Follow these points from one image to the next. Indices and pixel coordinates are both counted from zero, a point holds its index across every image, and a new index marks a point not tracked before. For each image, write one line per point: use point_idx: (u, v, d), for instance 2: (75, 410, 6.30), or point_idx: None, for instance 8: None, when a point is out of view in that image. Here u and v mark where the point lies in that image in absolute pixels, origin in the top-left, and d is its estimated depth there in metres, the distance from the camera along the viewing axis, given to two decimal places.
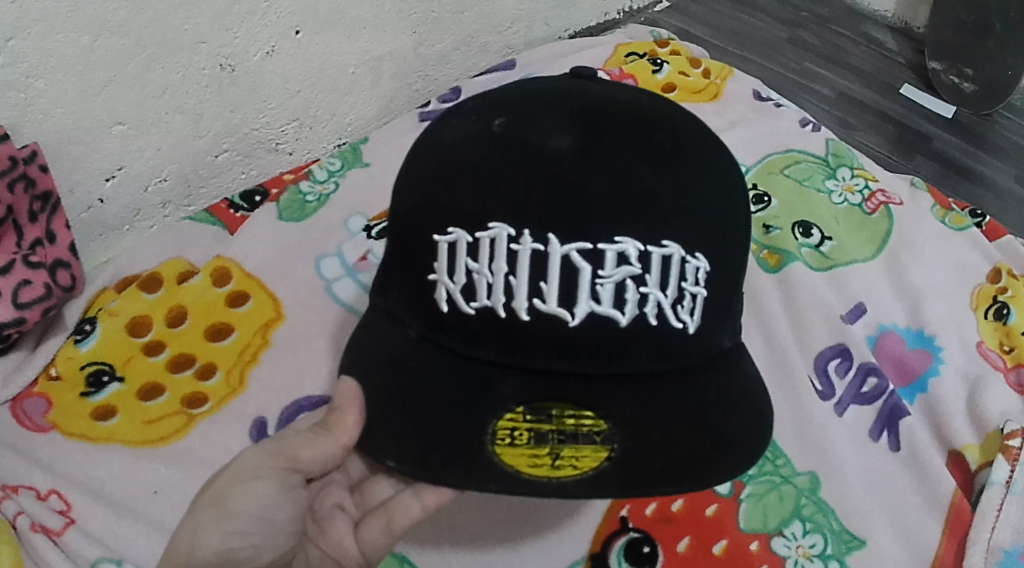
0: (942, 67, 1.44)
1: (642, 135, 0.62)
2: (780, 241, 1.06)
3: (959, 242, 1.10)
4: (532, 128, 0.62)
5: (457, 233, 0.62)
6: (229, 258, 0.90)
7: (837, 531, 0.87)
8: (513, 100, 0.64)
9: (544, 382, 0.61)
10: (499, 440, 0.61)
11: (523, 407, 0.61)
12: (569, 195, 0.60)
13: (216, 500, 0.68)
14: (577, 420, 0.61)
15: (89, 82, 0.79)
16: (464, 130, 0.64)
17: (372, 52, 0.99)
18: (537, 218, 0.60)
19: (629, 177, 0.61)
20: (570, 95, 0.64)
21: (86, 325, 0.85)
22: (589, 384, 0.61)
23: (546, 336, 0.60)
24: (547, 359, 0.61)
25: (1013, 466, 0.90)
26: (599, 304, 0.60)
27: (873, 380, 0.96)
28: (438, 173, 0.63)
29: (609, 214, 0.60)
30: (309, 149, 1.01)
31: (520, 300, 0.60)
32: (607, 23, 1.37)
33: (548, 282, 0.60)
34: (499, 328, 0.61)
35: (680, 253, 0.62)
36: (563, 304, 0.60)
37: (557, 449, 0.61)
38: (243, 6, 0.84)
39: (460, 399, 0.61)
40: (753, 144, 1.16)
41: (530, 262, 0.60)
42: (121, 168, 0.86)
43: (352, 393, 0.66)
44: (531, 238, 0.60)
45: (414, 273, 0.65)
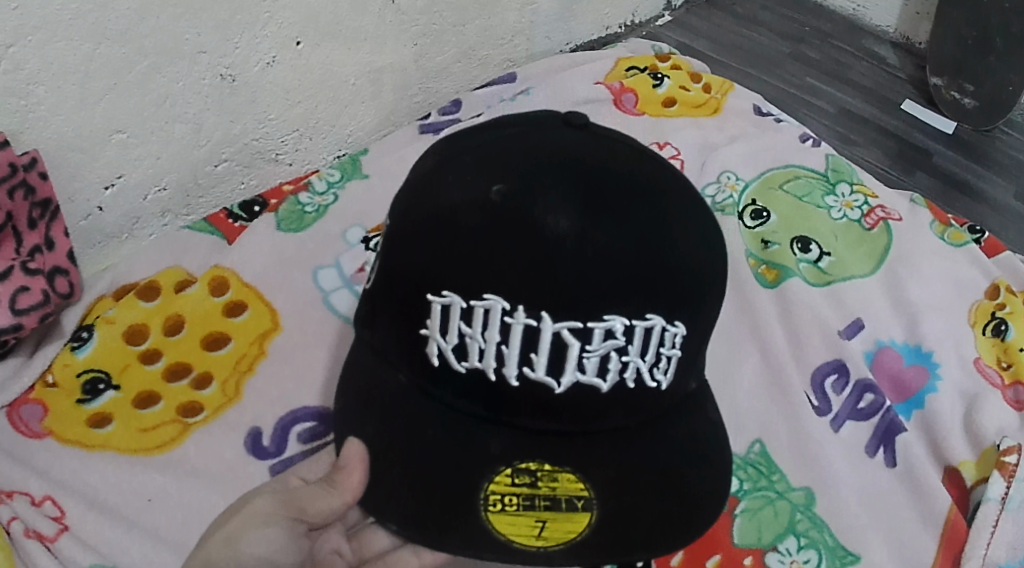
0: (943, 83, 1.45)
1: (638, 212, 0.60)
2: (778, 256, 1.06)
3: (958, 258, 1.10)
4: (532, 200, 0.59)
5: (451, 297, 0.60)
6: (227, 267, 0.90)
7: (832, 547, 0.87)
8: (511, 161, 0.61)
9: (531, 441, 0.62)
10: (491, 505, 0.62)
11: (510, 470, 0.61)
12: (562, 273, 0.59)
13: (226, 542, 0.67)
14: (564, 491, 0.62)
15: (89, 90, 0.79)
16: (463, 189, 0.61)
17: (372, 64, 1.00)
18: (532, 296, 0.59)
19: (622, 258, 0.60)
20: (570, 159, 0.62)
21: (83, 332, 0.86)
22: (573, 444, 0.62)
23: (533, 401, 0.61)
24: (533, 418, 0.61)
25: (1010, 482, 0.90)
26: (584, 374, 0.61)
27: (870, 396, 0.96)
28: (431, 234, 0.61)
29: (601, 294, 0.59)
30: (309, 160, 1.02)
31: (510, 368, 0.60)
32: (608, 37, 1.38)
33: (538, 354, 0.60)
34: (487, 391, 0.61)
35: (662, 324, 0.62)
36: (551, 372, 0.60)
37: (541, 515, 0.62)
38: (244, 17, 0.85)
39: (448, 458, 0.62)
40: (754, 158, 1.16)
41: (522, 336, 0.59)
42: (120, 176, 0.86)
43: (357, 455, 0.65)
44: (525, 314, 0.59)
45: (404, 325, 0.63)
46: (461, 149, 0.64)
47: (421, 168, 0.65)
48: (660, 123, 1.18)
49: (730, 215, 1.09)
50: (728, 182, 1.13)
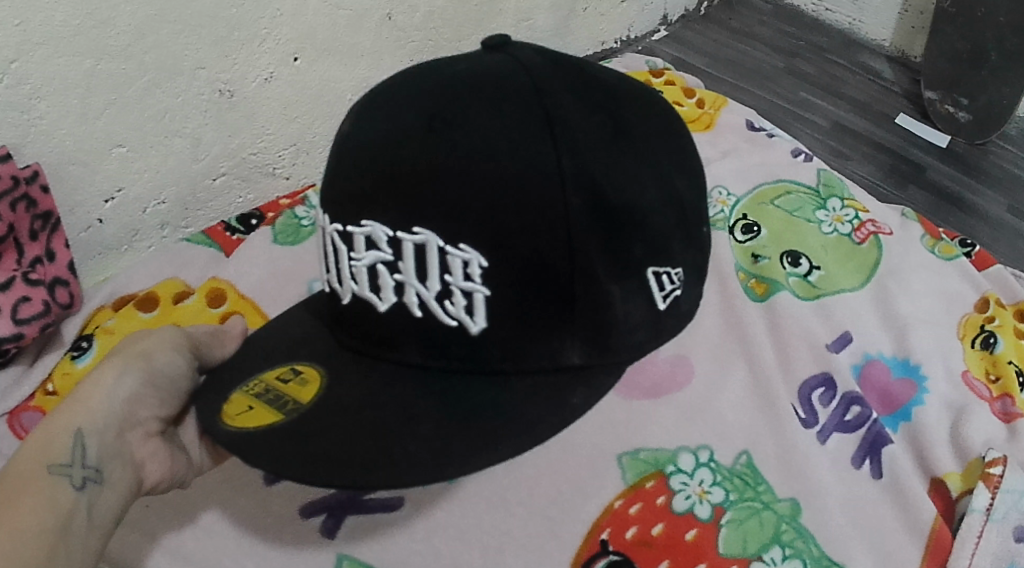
0: (937, 96, 1.46)
1: (475, 132, 0.61)
2: (767, 271, 1.08)
3: (947, 272, 1.12)
4: (368, 108, 0.65)
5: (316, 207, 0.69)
6: (224, 280, 0.93)
7: (817, 557, 0.88)
8: (398, 87, 0.65)
9: (360, 360, 0.65)
10: (244, 388, 0.67)
11: (287, 366, 0.67)
12: (367, 193, 0.62)
13: (143, 353, 0.74)
14: (290, 392, 0.65)
15: (90, 105, 0.82)
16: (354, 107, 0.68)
17: (369, 79, 1.02)
18: (334, 201, 0.64)
19: (415, 170, 0.61)
20: (446, 74, 0.64)
21: (82, 342, 0.88)
22: (360, 362, 0.65)
23: (342, 311, 0.65)
24: (343, 330, 0.65)
25: (994, 493, 0.91)
26: (360, 285, 0.63)
27: (857, 409, 0.98)
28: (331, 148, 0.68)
29: (371, 204, 0.62)
30: (306, 174, 1.04)
31: (330, 274, 0.66)
32: (603, 52, 1.40)
33: (335, 258, 0.65)
34: (334, 309, 0.66)
35: (438, 243, 0.61)
36: (343, 279, 0.64)
37: (262, 402, 0.65)
38: (242, 34, 0.87)
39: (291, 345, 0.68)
40: (744, 175, 1.19)
41: (327, 239, 0.65)
42: (120, 190, 0.89)
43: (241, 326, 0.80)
44: (340, 233, 0.63)
45: None
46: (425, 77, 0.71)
47: None
48: None
49: (720, 229, 1.12)
50: (719, 198, 1.16)
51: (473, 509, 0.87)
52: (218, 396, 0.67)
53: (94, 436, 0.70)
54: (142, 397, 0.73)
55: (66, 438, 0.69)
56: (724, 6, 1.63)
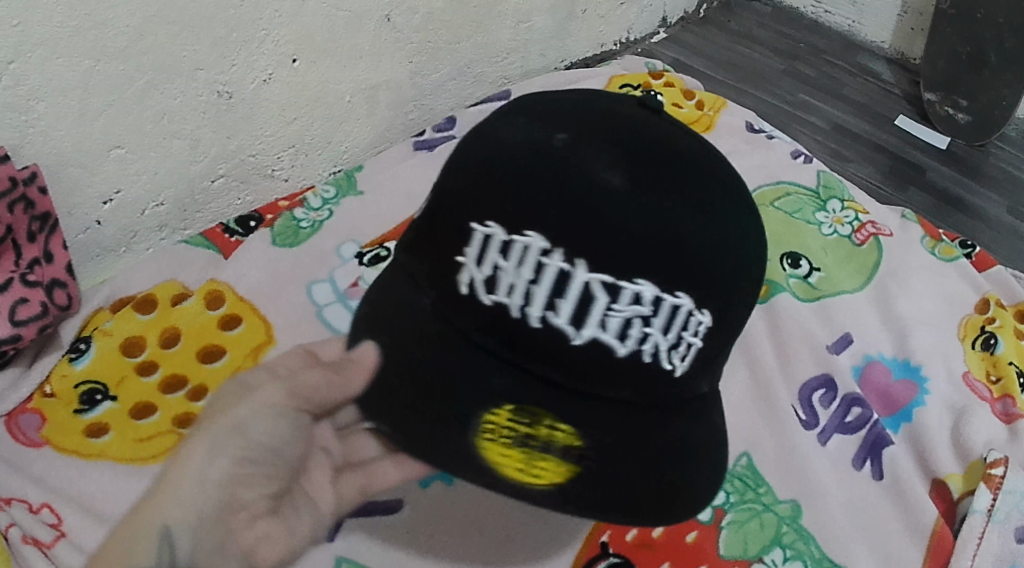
0: (937, 98, 1.46)
1: (666, 187, 0.63)
2: (768, 272, 1.08)
3: (947, 273, 1.12)
4: (582, 158, 0.62)
5: (492, 228, 0.62)
6: (222, 282, 0.93)
7: (818, 559, 0.88)
8: (584, 120, 0.65)
9: (547, 392, 0.61)
10: (485, 433, 0.61)
11: (507, 404, 0.61)
12: (642, 239, 0.61)
13: (235, 425, 0.66)
14: (546, 434, 0.61)
15: (88, 106, 0.81)
16: (524, 132, 0.65)
17: (368, 81, 1.02)
18: (570, 242, 0.61)
19: (650, 212, 0.62)
20: (621, 124, 0.65)
21: (81, 344, 0.87)
22: (563, 395, 0.62)
23: (546, 347, 0.61)
24: (541, 364, 0.61)
25: (996, 494, 0.91)
26: (605, 331, 0.62)
27: (858, 410, 0.97)
28: (485, 155, 0.65)
29: (638, 254, 0.61)
30: (304, 176, 1.04)
31: (533, 308, 0.61)
32: (602, 54, 1.40)
33: (563, 299, 0.61)
34: (505, 328, 0.61)
35: (655, 292, 0.62)
36: (572, 321, 0.61)
37: (541, 456, 0.62)
38: (240, 35, 0.87)
39: (458, 378, 0.62)
40: (745, 176, 1.18)
41: (553, 278, 0.61)
42: (119, 191, 0.88)
43: (366, 354, 0.65)
44: (561, 258, 0.61)
45: (444, 248, 0.64)
46: (532, 101, 0.68)
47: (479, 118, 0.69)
48: None
49: None
50: None
51: (474, 511, 0.87)
52: (445, 440, 0.62)
53: (188, 528, 0.63)
54: (241, 478, 0.66)
55: (153, 542, 0.62)
56: (723, 9, 1.63)
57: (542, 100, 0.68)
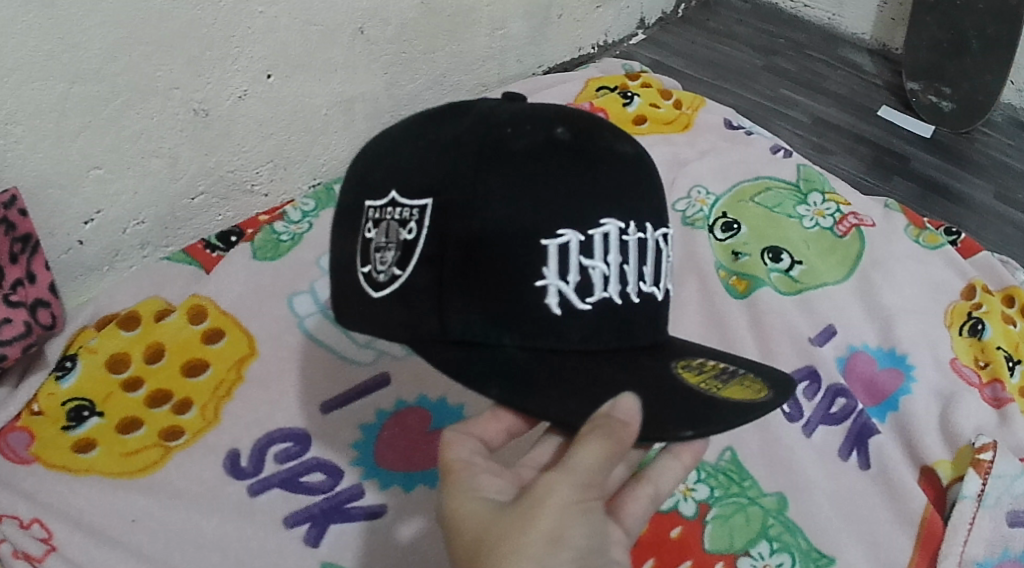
0: (920, 87, 1.47)
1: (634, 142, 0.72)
2: (749, 268, 1.08)
3: (932, 261, 1.12)
4: (599, 141, 0.68)
5: (569, 235, 0.65)
6: (204, 296, 0.94)
7: (806, 550, 0.89)
8: (552, 114, 0.69)
9: (654, 350, 0.68)
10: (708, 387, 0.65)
11: (679, 366, 0.67)
12: (658, 197, 0.71)
13: (550, 538, 0.57)
14: (709, 368, 0.68)
15: (65, 128, 0.84)
16: (531, 138, 0.66)
17: (344, 93, 1.04)
18: (636, 213, 0.68)
19: (650, 169, 0.71)
20: (563, 109, 0.70)
21: (66, 362, 0.89)
22: (662, 347, 0.69)
23: (647, 312, 0.68)
24: (647, 328, 0.68)
25: (985, 480, 0.92)
26: (665, 277, 0.71)
27: (842, 401, 0.98)
28: (505, 172, 0.64)
29: (661, 205, 0.71)
30: (284, 190, 1.06)
31: (629, 285, 0.67)
32: (580, 58, 1.42)
33: (645, 264, 0.69)
34: (614, 315, 0.66)
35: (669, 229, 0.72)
36: (652, 281, 0.69)
37: (741, 381, 0.67)
38: (214, 53, 0.89)
39: (631, 379, 0.64)
40: (724, 173, 1.19)
41: (636, 249, 0.68)
42: (99, 211, 0.91)
43: (630, 409, 0.61)
44: (633, 229, 0.68)
45: (514, 277, 0.64)
46: (472, 118, 0.67)
47: (417, 145, 0.67)
48: None
49: (700, 227, 1.12)
50: (698, 197, 1.16)
51: None
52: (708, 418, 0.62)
53: None
54: None
55: None
56: (701, 7, 1.65)
57: (474, 111, 0.68)
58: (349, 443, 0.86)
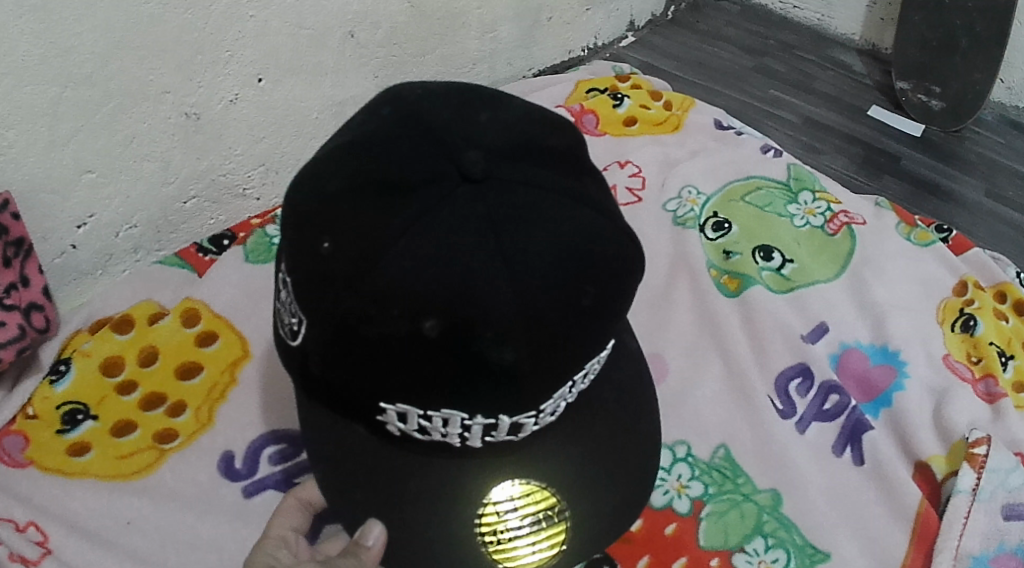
0: (909, 86, 1.48)
1: (544, 302, 0.59)
2: (740, 267, 1.08)
3: (923, 257, 1.13)
4: (471, 331, 0.58)
5: (405, 409, 0.61)
6: (197, 299, 0.95)
7: (801, 546, 0.89)
8: (443, 286, 0.57)
9: (496, 467, 0.65)
10: (484, 537, 0.67)
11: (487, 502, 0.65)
12: (551, 372, 0.61)
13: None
14: (522, 511, 0.66)
15: (58, 133, 0.84)
16: (391, 321, 0.58)
17: (334, 97, 1.05)
18: (490, 406, 0.61)
19: (554, 342, 0.60)
20: (474, 246, 0.58)
21: (60, 365, 0.90)
22: (523, 460, 0.65)
23: (497, 453, 0.64)
24: (496, 459, 0.65)
25: (979, 473, 0.92)
26: (539, 423, 0.64)
27: (835, 397, 0.98)
28: (358, 346, 0.59)
29: (558, 378, 0.61)
30: (276, 194, 1.07)
31: (473, 440, 0.63)
32: (570, 61, 1.43)
33: (497, 433, 0.63)
34: (453, 454, 0.64)
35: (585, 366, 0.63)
36: (512, 431, 0.63)
37: (530, 534, 0.68)
38: (205, 57, 0.90)
39: (433, 498, 0.65)
40: (715, 172, 1.19)
41: (482, 428, 0.62)
42: (92, 215, 0.91)
43: (380, 537, 0.67)
44: (481, 417, 0.61)
45: (357, 414, 0.63)
46: (365, 241, 0.58)
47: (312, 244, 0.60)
48: (622, 141, 1.21)
49: (691, 227, 1.12)
50: (688, 197, 1.15)
51: None
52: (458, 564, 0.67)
53: None
54: None
55: None
56: (691, 10, 1.66)
57: (377, 213, 0.59)
58: None
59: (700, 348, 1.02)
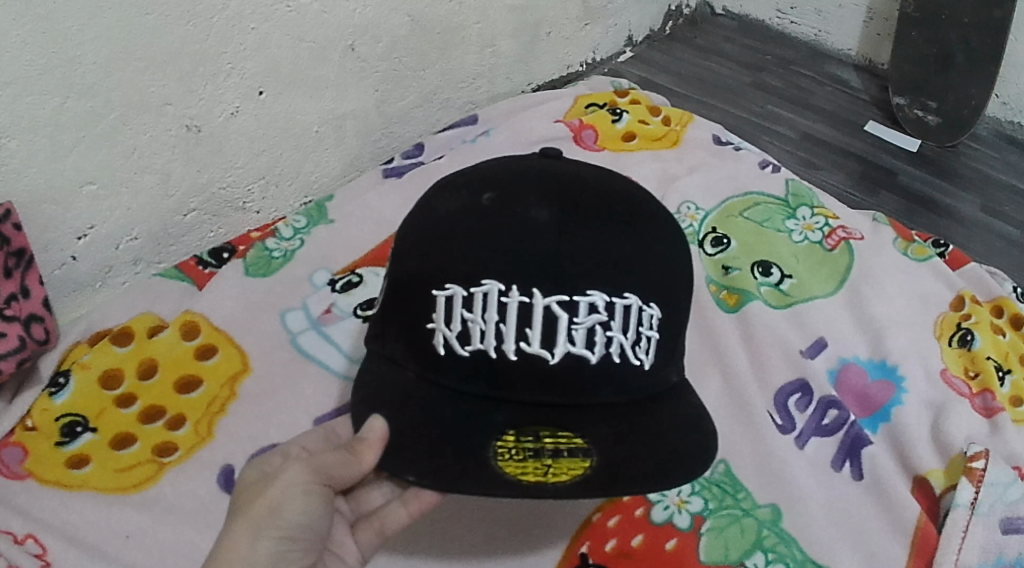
0: (906, 102, 1.48)
1: (585, 210, 0.69)
2: (739, 281, 1.08)
3: (921, 273, 1.13)
4: (515, 201, 0.69)
5: (453, 288, 0.68)
6: (197, 313, 0.94)
7: (800, 561, 0.89)
8: (504, 176, 0.71)
9: (534, 410, 0.67)
10: (501, 455, 0.66)
11: (515, 431, 0.67)
12: (584, 263, 0.68)
13: (269, 508, 0.68)
14: (546, 441, 0.66)
15: (60, 143, 0.84)
16: (458, 201, 0.71)
17: (335, 110, 1.05)
18: (522, 275, 0.67)
19: (589, 238, 0.68)
20: (537, 171, 0.71)
21: (60, 378, 0.89)
22: (564, 410, 0.67)
23: (530, 375, 0.67)
24: (531, 392, 0.67)
25: (978, 488, 0.92)
26: (573, 345, 0.67)
27: (834, 411, 0.98)
28: (429, 237, 0.70)
29: (584, 272, 0.68)
30: (275, 207, 1.07)
31: (508, 343, 0.67)
32: (570, 76, 1.43)
33: (532, 328, 0.67)
34: (489, 370, 0.67)
35: (638, 303, 0.69)
36: (545, 344, 0.67)
37: (546, 459, 0.66)
38: (206, 69, 0.90)
39: (460, 425, 0.67)
40: (714, 187, 1.19)
41: (518, 312, 0.67)
42: (92, 227, 0.91)
43: (380, 433, 0.68)
44: (518, 292, 0.67)
45: (412, 321, 0.70)
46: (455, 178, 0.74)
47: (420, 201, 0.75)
48: (622, 155, 1.21)
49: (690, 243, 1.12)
50: (688, 213, 1.15)
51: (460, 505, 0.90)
52: (474, 483, 0.66)
53: None
54: (283, 556, 0.69)
55: None
56: (689, 26, 1.67)
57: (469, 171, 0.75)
58: None
59: (701, 362, 1.02)
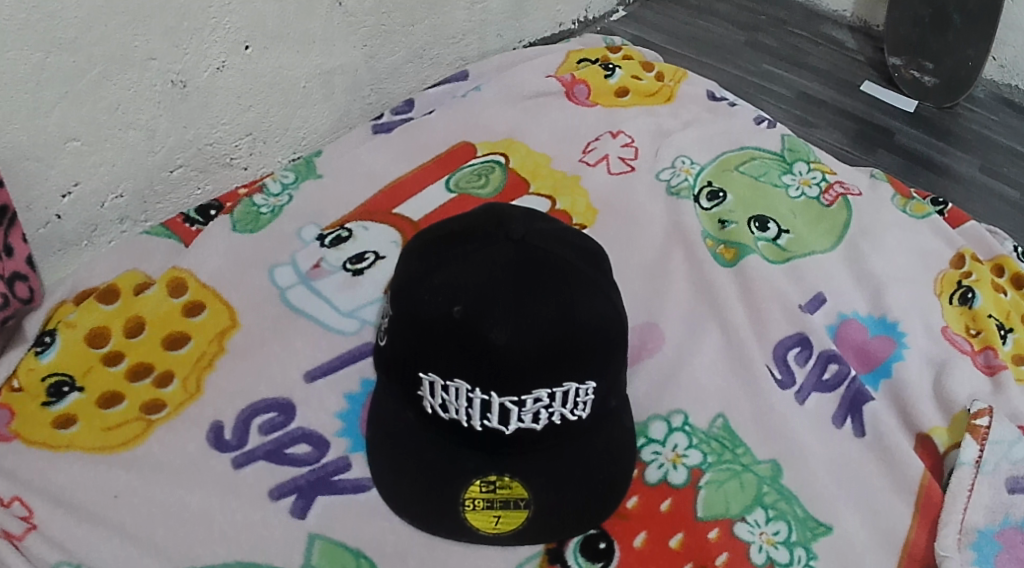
0: (902, 62, 1.46)
1: (542, 333, 0.69)
2: (736, 235, 1.05)
3: (920, 229, 1.11)
4: (479, 316, 0.69)
5: (430, 376, 0.71)
6: (184, 269, 0.93)
7: (802, 518, 0.85)
8: (469, 277, 0.70)
9: (495, 458, 0.73)
10: (468, 507, 0.74)
11: (478, 480, 0.73)
12: (541, 368, 0.70)
13: None
14: (500, 479, 0.73)
15: (42, 100, 0.82)
16: (429, 300, 0.70)
17: (323, 66, 1.04)
18: (486, 378, 0.70)
19: (544, 343, 0.69)
20: (501, 257, 0.70)
21: (46, 337, 0.87)
22: (525, 460, 0.74)
23: (492, 463, 0.73)
24: (496, 472, 0.73)
25: (983, 445, 0.89)
26: (524, 421, 0.72)
27: (835, 366, 0.95)
28: (412, 285, 0.71)
29: (537, 375, 0.70)
30: (263, 163, 1.05)
31: (474, 420, 0.71)
32: (561, 34, 1.42)
33: (491, 416, 0.71)
34: (462, 437, 0.73)
35: (575, 386, 0.72)
36: (502, 421, 0.71)
37: (498, 510, 0.74)
38: (192, 23, 0.88)
39: (436, 475, 0.74)
40: (709, 143, 1.17)
41: (480, 406, 0.71)
42: (77, 184, 0.89)
43: None
44: (481, 391, 0.70)
45: (404, 379, 0.74)
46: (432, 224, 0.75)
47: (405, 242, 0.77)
48: (615, 110, 1.19)
49: (685, 197, 1.08)
50: (682, 167, 1.13)
51: None
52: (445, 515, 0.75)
53: None
54: None
55: None
56: None
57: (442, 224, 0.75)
58: (334, 413, 0.84)
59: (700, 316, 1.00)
